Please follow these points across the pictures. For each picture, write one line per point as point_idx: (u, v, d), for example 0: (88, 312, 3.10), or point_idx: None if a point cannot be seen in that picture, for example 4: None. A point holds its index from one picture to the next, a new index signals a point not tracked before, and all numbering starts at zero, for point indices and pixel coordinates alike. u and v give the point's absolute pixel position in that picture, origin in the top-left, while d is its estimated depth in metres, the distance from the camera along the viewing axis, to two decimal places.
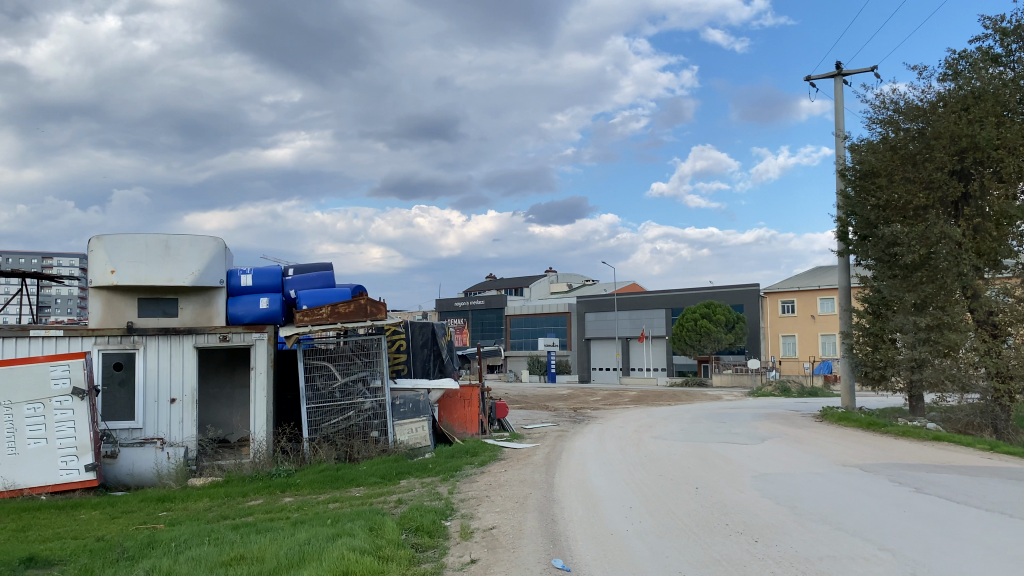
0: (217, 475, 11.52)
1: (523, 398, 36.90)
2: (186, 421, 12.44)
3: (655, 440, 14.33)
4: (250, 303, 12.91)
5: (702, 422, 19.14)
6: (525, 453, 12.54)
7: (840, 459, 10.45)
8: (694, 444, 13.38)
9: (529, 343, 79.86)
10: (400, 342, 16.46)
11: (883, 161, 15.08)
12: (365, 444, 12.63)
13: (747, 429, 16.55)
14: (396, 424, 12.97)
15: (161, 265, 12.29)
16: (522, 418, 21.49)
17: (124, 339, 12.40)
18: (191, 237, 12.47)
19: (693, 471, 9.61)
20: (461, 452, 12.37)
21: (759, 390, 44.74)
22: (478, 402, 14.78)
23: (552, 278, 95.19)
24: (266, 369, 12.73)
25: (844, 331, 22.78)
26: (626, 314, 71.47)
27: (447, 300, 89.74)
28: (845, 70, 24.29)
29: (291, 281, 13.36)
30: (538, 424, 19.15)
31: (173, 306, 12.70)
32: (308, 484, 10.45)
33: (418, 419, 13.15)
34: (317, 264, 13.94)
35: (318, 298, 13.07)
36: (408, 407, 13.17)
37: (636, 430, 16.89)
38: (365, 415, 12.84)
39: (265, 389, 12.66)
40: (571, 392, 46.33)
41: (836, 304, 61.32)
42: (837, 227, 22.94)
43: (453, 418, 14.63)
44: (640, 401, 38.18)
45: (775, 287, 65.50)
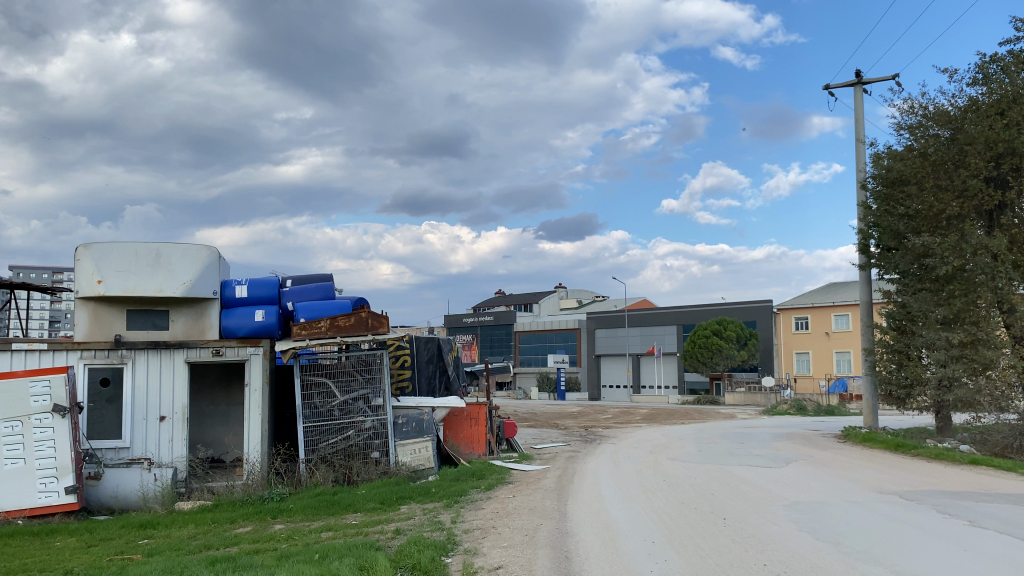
0: (207, 498, 10.77)
1: (533, 416, 36.09)
2: (176, 440, 11.72)
3: (673, 462, 13.56)
4: (244, 315, 12.24)
5: (720, 442, 18.34)
6: (535, 476, 11.78)
7: (875, 486, 9.68)
8: (715, 467, 12.60)
9: (539, 360, 79.02)
10: (403, 358, 15.83)
11: (913, 168, 14.33)
12: (365, 465, 11.87)
13: (769, 450, 15.77)
14: (398, 444, 12.24)
15: (151, 275, 11.65)
16: (531, 437, 20.75)
17: (111, 353, 11.71)
18: (185, 246, 11.87)
19: (718, 499, 8.84)
20: (466, 475, 11.62)
21: (775, 408, 43.76)
22: (485, 421, 14.03)
23: (562, 294, 94.50)
24: (261, 386, 12.02)
25: (866, 348, 21.97)
26: (637, 331, 70.59)
27: (456, 316, 89.09)
28: (865, 80, 23.63)
29: (288, 293, 12.70)
30: (549, 444, 18.38)
31: (164, 318, 12.08)
32: (302, 510, 9.73)
33: (421, 440, 12.41)
34: (316, 275, 13.31)
35: (317, 311, 12.42)
36: (412, 426, 12.43)
37: (651, 451, 16.12)
38: (365, 435, 12.11)
39: (260, 407, 11.96)
40: (582, 410, 45.52)
41: (851, 321, 60.39)
42: (857, 240, 22.20)
43: (459, 437, 13.91)
44: (653, 420, 37.32)
45: (788, 304, 64.58)
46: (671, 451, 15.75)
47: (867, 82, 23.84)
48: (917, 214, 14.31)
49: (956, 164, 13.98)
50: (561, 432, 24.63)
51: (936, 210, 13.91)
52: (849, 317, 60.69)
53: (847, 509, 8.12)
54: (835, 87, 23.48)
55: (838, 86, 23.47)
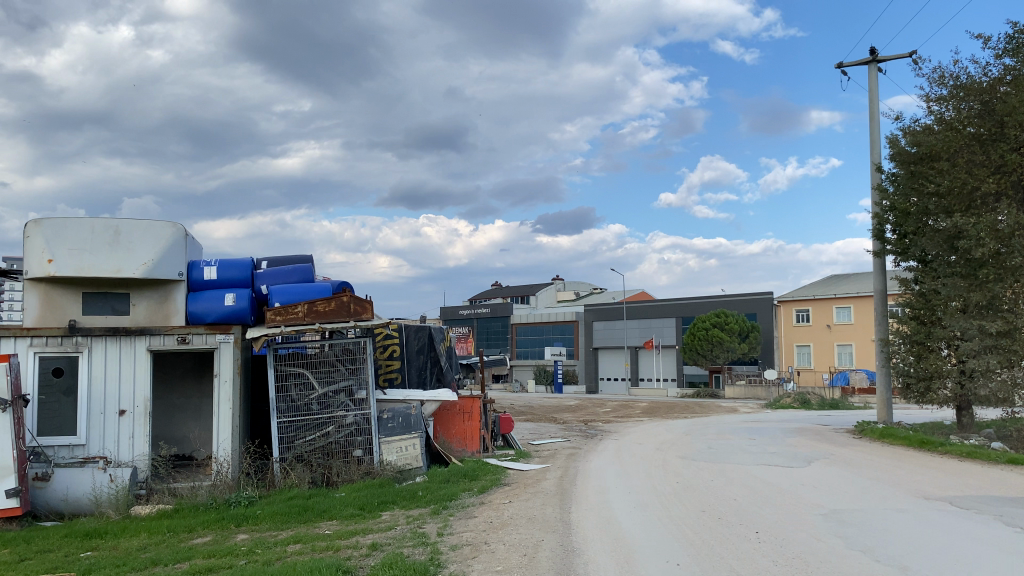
0: (168, 501, 9.69)
1: (529, 409, 34.97)
2: (137, 437, 10.66)
3: (684, 461, 12.46)
4: (214, 299, 11.04)
5: (730, 438, 17.27)
6: (533, 477, 10.66)
7: (917, 490, 8.60)
8: (730, 467, 11.51)
9: (536, 352, 77.88)
10: (392, 348, 14.73)
11: (944, 143, 13.20)
12: (346, 465, 10.76)
13: (784, 447, 14.70)
14: (382, 442, 11.11)
15: (109, 254, 10.48)
16: (528, 432, 19.66)
17: (65, 340, 10.58)
18: (147, 222, 10.72)
19: (744, 507, 7.75)
20: (458, 476, 10.50)
21: (777, 402, 42.67)
22: (480, 416, 12.89)
23: (559, 286, 93.33)
24: (231, 377, 10.92)
25: (881, 339, 20.91)
26: (635, 323, 69.50)
27: (452, 308, 87.89)
28: (879, 58, 22.54)
29: (262, 275, 11.58)
30: (548, 440, 17.27)
31: (124, 302, 10.89)
32: (270, 517, 8.61)
33: (409, 437, 11.29)
34: (294, 256, 12.14)
35: (294, 294, 11.29)
36: (397, 422, 11.30)
37: (658, 447, 15.03)
38: (346, 432, 10.98)
39: (231, 400, 10.85)
40: (579, 404, 44.33)
41: (853, 313, 59.40)
42: (872, 226, 21.11)
43: (451, 434, 12.82)
44: (653, 414, 36.30)
45: (789, 296, 63.57)
46: (680, 448, 14.65)
47: (882, 60, 22.76)
48: (948, 192, 13.16)
49: (991, 138, 12.86)
50: (560, 426, 23.54)
51: (970, 187, 12.77)
52: (850, 309, 59.69)
53: (896, 520, 7.08)
54: (849, 65, 22.39)
55: (851, 64, 22.37)
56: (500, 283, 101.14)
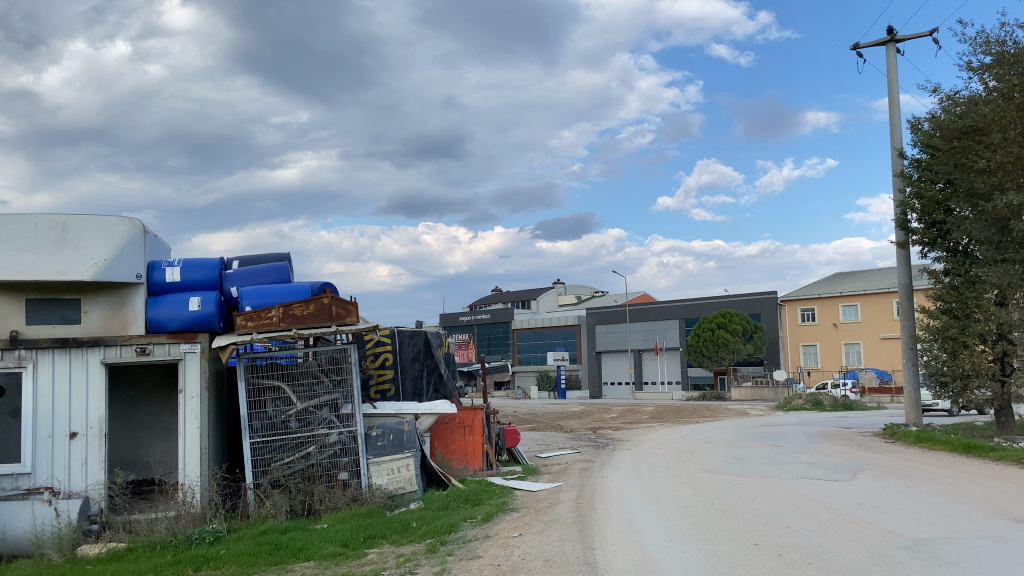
0: (122, 539, 8.32)
1: (532, 417, 33.56)
2: (91, 463, 9.32)
3: (713, 476, 11.09)
4: (177, 304, 9.70)
5: (755, 446, 15.92)
6: (545, 500, 9.28)
7: (1004, 511, 7.24)
8: (769, 483, 10.16)
9: (537, 358, 76.49)
10: (385, 356, 13.54)
11: (995, 113, 11.90)
12: (330, 491, 9.41)
13: (818, 455, 13.34)
14: (371, 463, 9.77)
15: (54, 254, 9.15)
16: (535, 444, 18.29)
17: (7, 355, 9.24)
18: (99, 217, 9.40)
19: (806, 538, 6.40)
20: (458, 502, 9.13)
21: (788, 403, 41.29)
22: (482, 429, 11.55)
23: (559, 291, 91.98)
24: (198, 393, 9.57)
25: (909, 336, 19.59)
26: (638, 326, 68.15)
27: (450, 316, 86.51)
28: (897, 37, 21.33)
29: (233, 275, 10.23)
30: (556, 452, 15.93)
31: (74, 309, 9.55)
32: (235, 559, 7.22)
33: (400, 457, 9.95)
34: (269, 254, 10.82)
35: (267, 296, 9.96)
36: (388, 440, 9.95)
37: (678, 458, 13.69)
38: (329, 453, 9.63)
39: (198, 420, 9.50)
40: (584, 410, 42.95)
41: (861, 311, 58.10)
42: (896, 215, 19.83)
43: (451, 450, 11.53)
44: (661, 420, 34.94)
45: (794, 294, 62.28)
46: (703, 459, 13.28)
47: (901, 40, 21.53)
48: (999, 167, 11.85)
49: None
50: (566, 436, 22.14)
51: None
52: (858, 308, 58.43)
53: (1004, 555, 5.72)
54: (866, 45, 21.18)
55: (869, 44, 21.15)
56: (499, 289, 99.83)
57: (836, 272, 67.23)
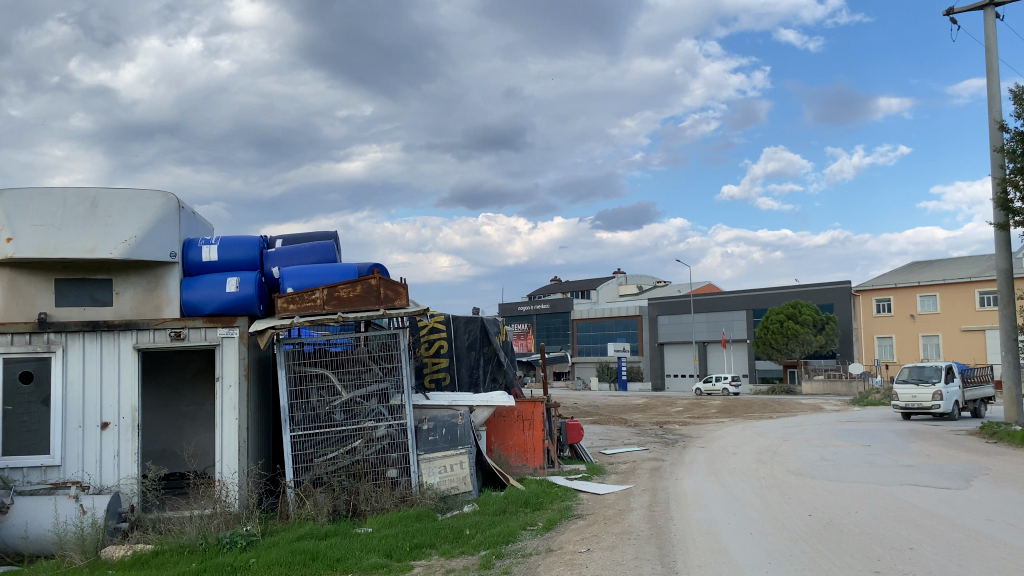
0: (150, 541, 7.60)
1: (594, 409, 32.55)
2: (124, 455, 8.66)
3: (803, 480, 9.92)
4: (214, 285, 8.95)
5: (841, 445, 14.61)
6: (614, 506, 8.26)
7: None
8: (871, 491, 8.96)
9: (599, 349, 75.26)
10: (439, 342, 12.74)
11: None
12: (378, 490, 8.52)
13: (917, 456, 12.01)
14: (422, 460, 8.85)
15: (81, 230, 8.48)
16: (599, 439, 17.28)
17: (34, 339, 8.63)
18: (131, 192, 8.70)
19: (943, 567, 5.27)
20: (516, 506, 8.18)
21: (864, 398, 39.28)
22: (542, 424, 10.60)
23: (621, 281, 90.48)
24: (237, 382, 8.82)
25: (1009, 327, 17.93)
26: (702, 317, 66.25)
27: (511, 305, 85.81)
28: (996, 1, 19.57)
29: (274, 255, 9.42)
30: (622, 449, 14.84)
31: (106, 290, 8.92)
32: (265, 568, 6.41)
33: (453, 454, 8.99)
34: (315, 233, 9.98)
35: (310, 277, 9.10)
36: (441, 435, 9.05)
37: (758, 458, 12.52)
38: (376, 448, 8.76)
39: (236, 410, 8.76)
40: (646, 403, 41.70)
41: (940, 302, 55.29)
42: (995, 195, 18.16)
43: (509, 446, 10.58)
44: (728, 413, 33.55)
45: (868, 284, 59.68)
46: (785, 459, 12.07)
47: (1000, 4, 19.72)
48: None
49: None
50: (631, 430, 21.01)
51: None
52: (936, 298, 55.64)
53: None
54: (960, 10, 19.49)
55: (964, 10, 19.46)
56: (560, 279, 98.75)
57: (912, 261, 64.21)
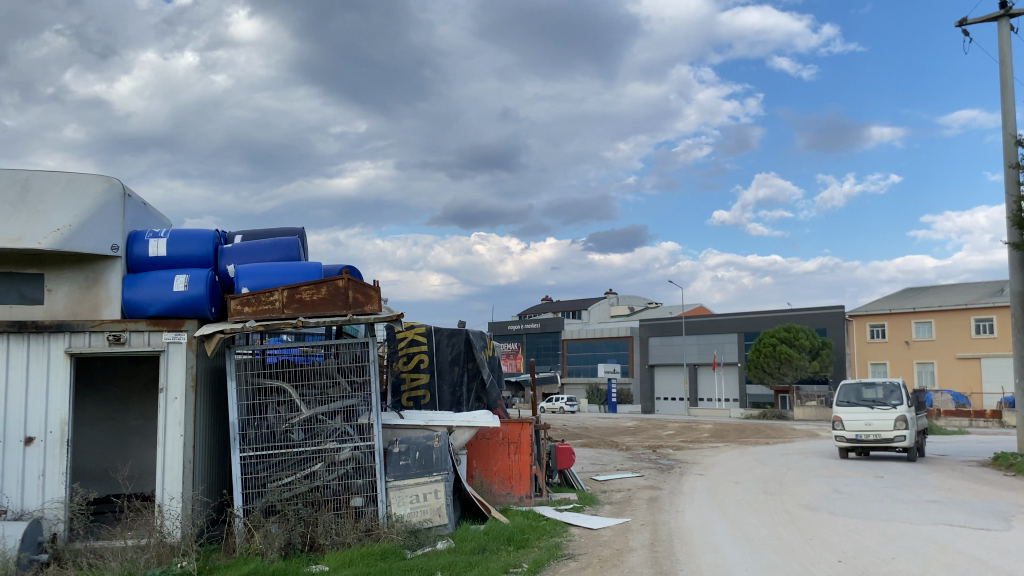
0: None
1: (583, 432, 31.44)
2: (50, 476, 7.55)
3: (820, 516, 8.86)
4: (160, 283, 7.89)
5: (851, 475, 13.57)
6: (610, 545, 7.19)
7: None
8: (901, 534, 7.93)
9: (588, 370, 74.18)
10: (419, 358, 11.68)
11: None
12: (339, 521, 7.42)
13: (938, 490, 11.00)
14: (391, 488, 7.73)
15: (7, 216, 7.42)
16: (590, 464, 16.20)
17: None
18: (67, 174, 7.68)
19: None
20: (498, 543, 7.11)
21: None
22: (530, 448, 9.56)
23: (612, 301, 89.56)
24: (184, 395, 7.73)
25: None
26: (694, 339, 65.28)
27: (500, 324, 84.67)
28: (1010, 12, 18.81)
29: (231, 252, 8.36)
30: (616, 476, 13.73)
31: (37, 287, 7.86)
32: None
33: (426, 482, 7.86)
34: (280, 229, 8.94)
35: (269, 276, 8.04)
36: (413, 459, 7.89)
37: (765, 489, 11.48)
38: (340, 473, 7.68)
39: (181, 427, 7.66)
40: (636, 425, 40.54)
41: (936, 328, 54.49)
42: (1010, 214, 17.27)
43: (493, 472, 9.50)
44: (721, 438, 32.44)
45: (862, 309, 58.89)
46: (795, 491, 11.03)
47: (1014, 17, 18.95)
48: None
49: None
50: (623, 454, 19.95)
51: None
52: (931, 325, 54.85)
53: None
54: (973, 22, 18.73)
55: (977, 21, 18.68)
56: (550, 299, 97.61)
57: (906, 287, 63.46)
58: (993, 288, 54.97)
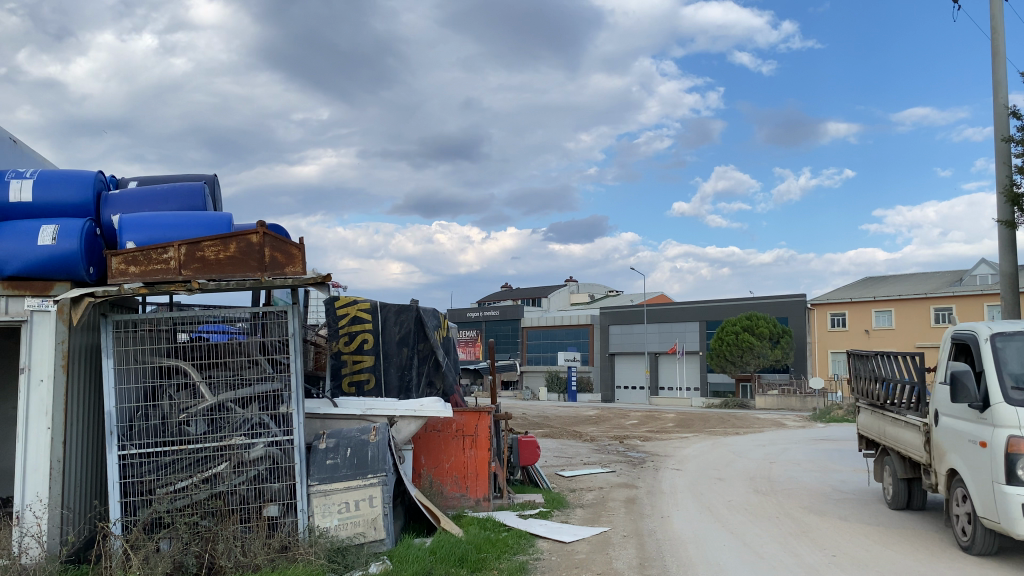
0: None
1: (544, 422, 29.99)
2: None
3: (831, 522, 7.53)
4: (20, 236, 6.21)
5: (843, 469, 12.30)
6: (589, 566, 5.76)
7: None
8: (935, 549, 6.64)
9: (548, 359, 72.89)
10: (363, 337, 10.06)
11: None
12: (246, 537, 5.84)
13: None
14: (313, 493, 6.12)
15: None
16: (555, 458, 14.78)
17: None
18: None
19: None
20: (447, 566, 5.64)
21: (824, 414, 36.88)
22: (489, 442, 8.08)
23: (573, 289, 88.33)
24: (54, 376, 6.03)
25: None
26: (655, 328, 64.37)
27: (459, 312, 82.92)
28: None
29: (117, 200, 6.70)
30: (584, 471, 12.34)
31: None
32: None
33: (357, 487, 6.17)
34: (186, 176, 7.27)
35: (162, 229, 6.40)
36: (343, 458, 6.25)
37: (753, 487, 10.17)
38: (247, 477, 6.13)
39: (50, 418, 5.98)
40: (598, 415, 39.16)
41: (897, 316, 54.14)
42: (1003, 191, 16.15)
43: (445, 471, 7.98)
44: (687, 428, 31.25)
45: (824, 298, 58.39)
46: (790, 489, 9.70)
47: None
48: None
49: None
50: (588, 446, 18.56)
51: None
52: (891, 314, 54.54)
53: None
54: None
55: None
56: (510, 286, 95.97)
57: (866, 276, 63.26)
58: (952, 277, 54.86)
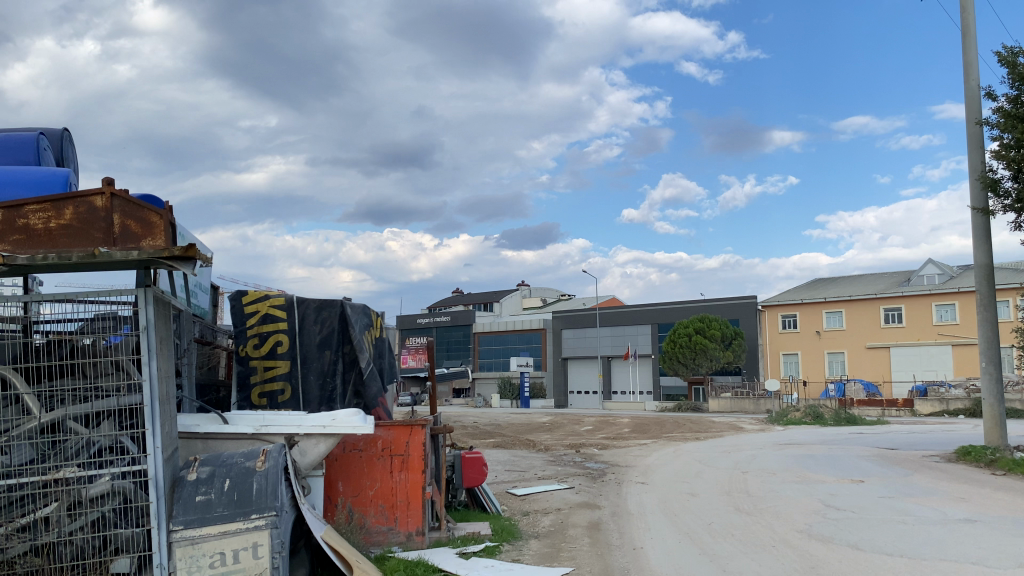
0: None
1: (495, 430, 28.45)
2: None
3: (840, 551, 6.17)
4: None
5: (825, 478, 11.04)
6: None
7: None
8: None
9: (500, 365, 71.32)
10: (277, 340, 8.56)
11: None
12: None
13: (954, 501, 8.53)
14: (175, 542, 4.54)
15: None
16: (506, 472, 13.29)
17: None
18: None
19: None
20: None
21: (781, 415, 35.93)
22: (422, 463, 6.57)
23: (524, 294, 87.09)
24: None
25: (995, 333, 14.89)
26: (607, 331, 63.40)
27: (408, 318, 80.81)
28: None
29: None
30: (538, 487, 10.89)
31: None
32: None
33: (237, 531, 4.58)
34: (23, 129, 5.75)
35: None
36: (218, 493, 4.68)
37: (731, 504, 8.83)
38: (88, 523, 4.57)
39: None
40: (550, 421, 37.75)
41: (848, 317, 53.94)
42: (980, 178, 15.19)
43: (368, 500, 6.46)
44: (643, 434, 30.02)
45: (776, 299, 58.03)
46: (775, 507, 8.38)
47: None
48: None
49: None
50: (542, 457, 17.13)
51: None
52: (842, 314, 54.30)
53: None
54: None
55: None
56: (460, 292, 94.16)
57: (817, 278, 63.17)
58: (901, 277, 54.88)
